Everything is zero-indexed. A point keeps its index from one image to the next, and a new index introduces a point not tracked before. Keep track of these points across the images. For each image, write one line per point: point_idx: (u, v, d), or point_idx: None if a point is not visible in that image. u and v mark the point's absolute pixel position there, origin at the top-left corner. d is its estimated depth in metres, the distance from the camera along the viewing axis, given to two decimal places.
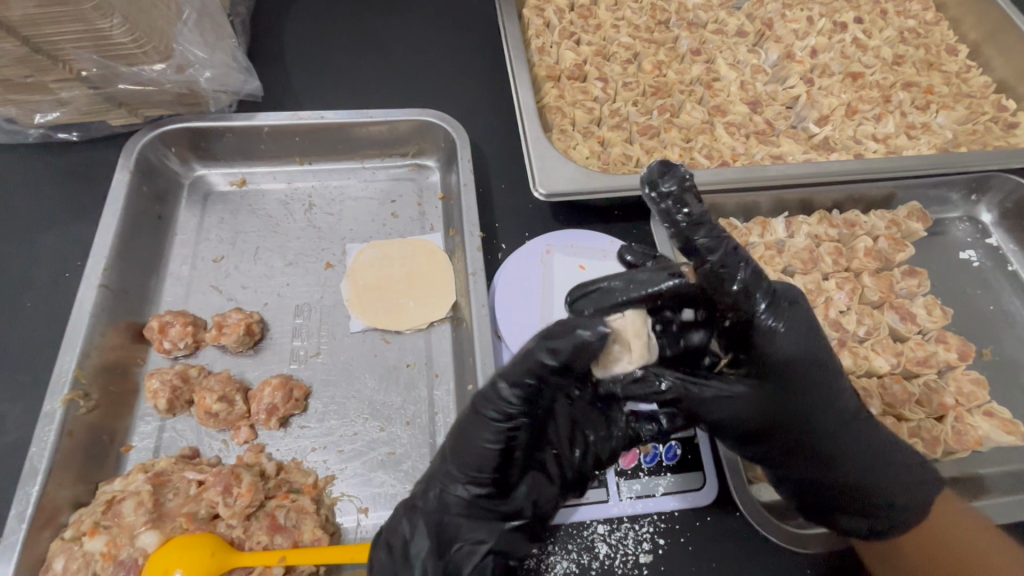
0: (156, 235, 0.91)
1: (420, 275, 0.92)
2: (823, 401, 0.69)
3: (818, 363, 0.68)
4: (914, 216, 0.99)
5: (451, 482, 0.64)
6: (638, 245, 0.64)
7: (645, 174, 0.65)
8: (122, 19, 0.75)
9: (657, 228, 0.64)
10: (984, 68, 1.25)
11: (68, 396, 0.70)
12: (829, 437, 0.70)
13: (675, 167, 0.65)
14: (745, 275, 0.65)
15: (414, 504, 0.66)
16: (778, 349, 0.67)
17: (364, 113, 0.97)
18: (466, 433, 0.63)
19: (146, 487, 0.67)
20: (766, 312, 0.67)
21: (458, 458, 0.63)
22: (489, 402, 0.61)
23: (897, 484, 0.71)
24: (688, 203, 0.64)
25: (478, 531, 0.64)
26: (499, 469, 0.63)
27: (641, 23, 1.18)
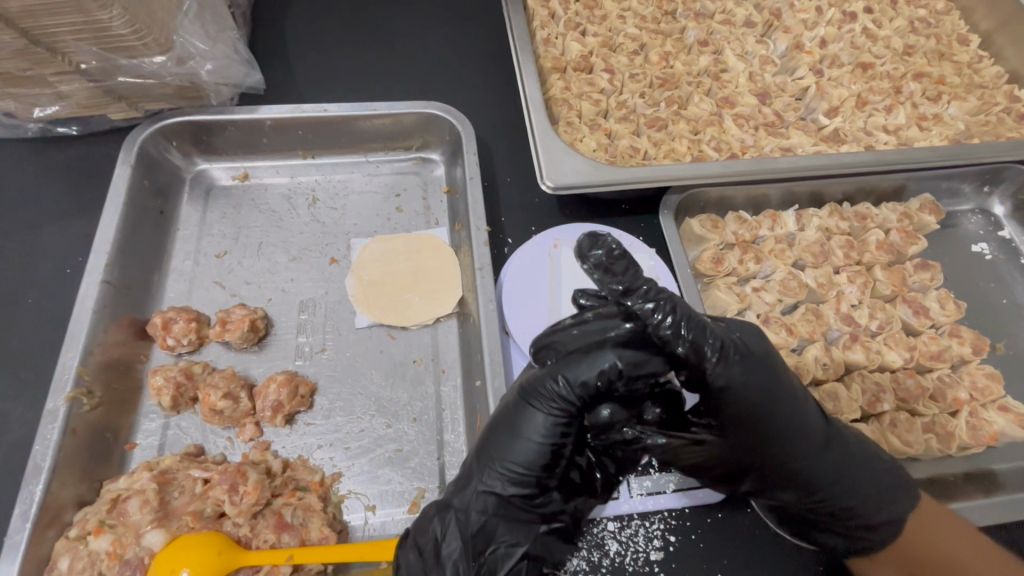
0: (158, 229, 0.90)
1: (427, 270, 0.91)
2: (794, 434, 0.63)
3: (782, 404, 0.62)
4: (927, 209, 0.98)
5: (494, 480, 0.62)
6: (604, 272, 0.58)
7: (576, 247, 0.57)
8: (121, 10, 0.73)
9: (620, 258, 0.58)
10: (996, 58, 1.23)
11: (70, 394, 0.69)
12: (804, 463, 0.65)
13: (603, 234, 0.57)
14: (689, 333, 0.57)
15: (449, 502, 0.63)
16: (737, 398, 0.59)
17: (368, 105, 0.96)
18: (512, 430, 0.62)
19: (151, 486, 0.66)
20: (712, 368, 0.58)
21: (504, 456, 0.62)
22: (546, 394, 0.60)
23: (878, 485, 0.66)
24: (616, 271, 0.58)
25: (517, 534, 0.62)
26: (546, 470, 0.62)
27: (648, 13, 1.16)
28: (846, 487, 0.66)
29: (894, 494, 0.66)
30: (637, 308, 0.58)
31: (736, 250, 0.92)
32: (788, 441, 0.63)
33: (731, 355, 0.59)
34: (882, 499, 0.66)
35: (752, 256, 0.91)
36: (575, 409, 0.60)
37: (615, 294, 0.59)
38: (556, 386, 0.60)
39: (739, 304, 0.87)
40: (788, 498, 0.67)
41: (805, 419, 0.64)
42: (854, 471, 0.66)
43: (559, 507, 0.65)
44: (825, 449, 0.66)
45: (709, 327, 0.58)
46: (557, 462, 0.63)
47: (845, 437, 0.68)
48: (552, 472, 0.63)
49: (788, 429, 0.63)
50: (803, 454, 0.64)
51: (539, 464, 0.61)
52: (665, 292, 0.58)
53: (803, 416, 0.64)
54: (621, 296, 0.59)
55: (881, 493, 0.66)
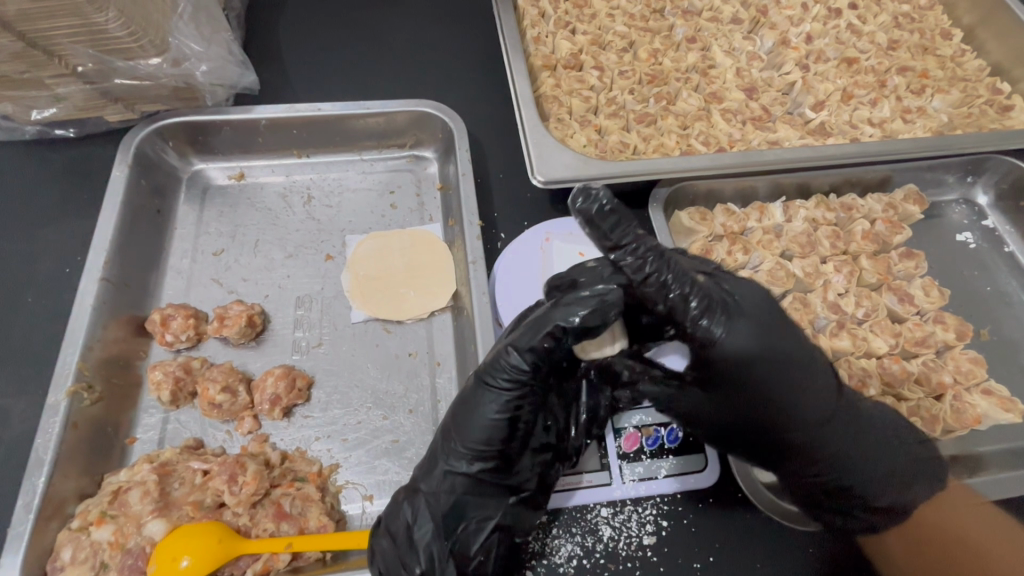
0: (156, 229, 0.91)
1: (420, 265, 0.92)
2: (789, 392, 0.70)
3: (775, 364, 0.69)
4: (911, 199, 0.99)
5: (457, 460, 0.65)
6: (591, 225, 0.69)
7: (569, 203, 0.69)
8: (117, 12, 0.75)
9: (610, 213, 0.68)
10: (979, 51, 1.25)
11: (72, 389, 0.70)
12: (800, 427, 0.71)
13: (596, 189, 0.69)
14: (677, 289, 0.66)
15: (418, 486, 0.66)
16: (731, 359, 0.67)
17: (362, 104, 0.97)
18: (469, 410, 0.65)
19: (152, 477, 0.68)
20: (704, 325, 0.66)
21: (465, 432, 0.64)
22: (500, 372, 0.63)
23: (871, 469, 0.73)
24: (605, 227, 0.68)
25: (486, 506, 0.65)
26: (506, 442, 0.65)
27: (637, 11, 1.17)
28: (830, 462, 0.72)
29: (874, 469, 0.73)
30: (622, 260, 0.67)
31: (725, 241, 0.93)
32: (781, 396, 0.70)
33: (716, 313, 0.67)
34: (838, 451, 0.72)
35: (740, 247, 0.92)
36: (527, 374, 0.63)
37: (606, 245, 0.68)
38: (513, 355, 0.63)
39: None
40: (794, 471, 0.73)
41: (813, 380, 0.71)
42: (853, 454, 0.72)
43: (525, 477, 0.68)
44: (828, 419, 0.71)
45: (697, 284, 0.67)
46: (517, 433, 0.65)
47: (855, 409, 0.74)
48: (513, 443, 0.66)
49: (776, 386, 0.70)
50: (801, 419, 0.71)
51: (497, 438, 0.64)
52: (653, 250, 0.66)
53: (792, 379, 0.70)
54: (609, 248, 0.68)
55: (859, 473, 0.72)
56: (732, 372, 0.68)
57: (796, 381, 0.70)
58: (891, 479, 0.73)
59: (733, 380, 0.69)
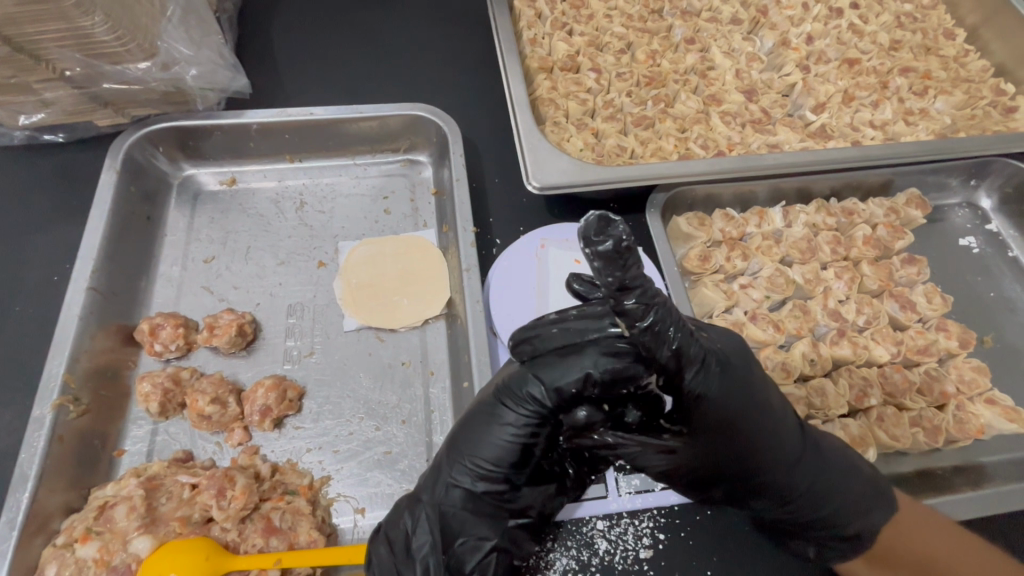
0: (146, 236, 0.90)
1: (414, 272, 0.91)
2: (761, 437, 0.62)
3: (750, 415, 0.61)
4: (914, 203, 0.98)
5: (462, 475, 0.63)
6: (605, 265, 0.48)
7: (580, 228, 0.47)
8: (104, 16, 0.74)
9: (631, 253, 0.47)
10: (982, 52, 1.23)
11: (57, 401, 0.69)
12: (775, 470, 0.63)
13: (613, 221, 0.47)
14: (675, 340, 0.54)
15: (419, 495, 0.64)
16: (716, 410, 0.59)
17: (355, 108, 0.96)
18: (484, 426, 0.63)
19: (138, 492, 0.66)
20: (690, 378, 0.57)
21: (476, 450, 0.63)
22: (522, 394, 0.62)
23: (849, 487, 0.64)
24: (621, 264, 0.48)
25: (486, 525, 0.64)
26: (515, 466, 0.64)
27: (634, 12, 1.16)
28: (799, 487, 0.64)
29: (848, 487, 0.65)
30: (630, 310, 0.51)
31: (723, 247, 0.92)
32: (758, 446, 0.62)
33: (709, 366, 0.58)
34: (831, 499, 0.64)
35: (739, 253, 0.91)
36: (547, 409, 0.61)
37: (611, 293, 0.50)
38: (531, 385, 0.61)
39: (725, 301, 0.87)
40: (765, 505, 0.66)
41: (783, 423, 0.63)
42: (824, 486, 0.64)
43: (528, 502, 0.66)
44: (800, 459, 0.64)
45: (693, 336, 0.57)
46: (528, 459, 0.64)
47: (818, 443, 0.66)
48: (521, 469, 0.64)
49: (754, 436, 0.61)
50: (774, 467, 0.63)
51: (507, 460, 0.63)
52: (658, 297, 0.52)
53: (766, 424, 0.62)
54: (616, 296, 0.50)
55: (839, 501, 0.64)
56: (713, 424, 0.60)
57: (767, 429, 0.62)
58: (872, 500, 0.64)
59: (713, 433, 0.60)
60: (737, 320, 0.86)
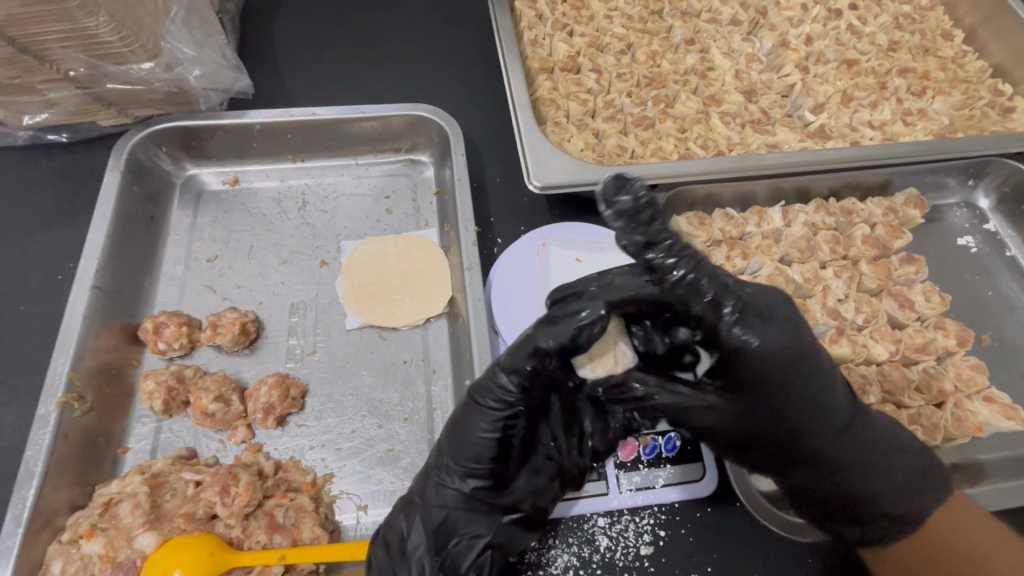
0: (150, 235, 0.91)
1: (416, 271, 0.91)
2: (814, 400, 0.66)
3: (802, 381, 0.65)
4: (912, 203, 0.99)
5: (450, 476, 0.64)
6: (628, 222, 0.55)
7: (599, 192, 0.54)
8: (108, 17, 0.74)
9: (649, 206, 0.55)
10: (980, 52, 1.24)
11: (62, 399, 0.69)
12: (819, 437, 0.68)
13: (630, 178, 0.55)
14: (710, 292, 0.59)
15: (412, 499, 0.66)
16: (766, 380, 0.64)
17: (357, 108, 0.96)
18: (461, 423, 0.63)
19: (142, 489, 0.67)
20: (733, 333, 0.61)
21: (458, 450, 0.63)
22: (489, 389, 0.61)
23: (892, 468, 0.70)
24: (642, 221, 0.55)
25: (478, 522, 0.65)
26: (498, 461, 0.63)
27: (634, 13, 1.17)
28: (845, 461, 0.69)
29: (894, 466, 0.70)
30: (658, 261, 0.57)
31: (723, 246, 0.92)
32: (805, 413, 0.66)
33: (750, 319, 0.61)
34: (871, 464, 0.70)
35: (739, 252, 0.92)
36: (524, 392, 0.60)
37: (636, 246, 0.56)
38: (503, 376, 0.60)
39: None
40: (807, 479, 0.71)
41: (832, 391, 0.66)
42: (869, 454, 0.69)
43: (520, 496, 0.66)
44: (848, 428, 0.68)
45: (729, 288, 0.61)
46: (509, 451, 0.64)
47: (869, 416, 0.70)
48: (506, 462, 0.64)
49: (798, 400, 0.66)
50: (821, 433, 0.68)
51: (488, 456, 0.62)
52: (687, 249, 0.57)
53: (820, 386, 0.66)
54: (642, 249, 0.57)
55: (885, 480, 0.70)
56: (759, 385, 0.64)
57: (819, 393, 0.66)
58: (920, 484, 0.70)
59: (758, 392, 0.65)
60: None
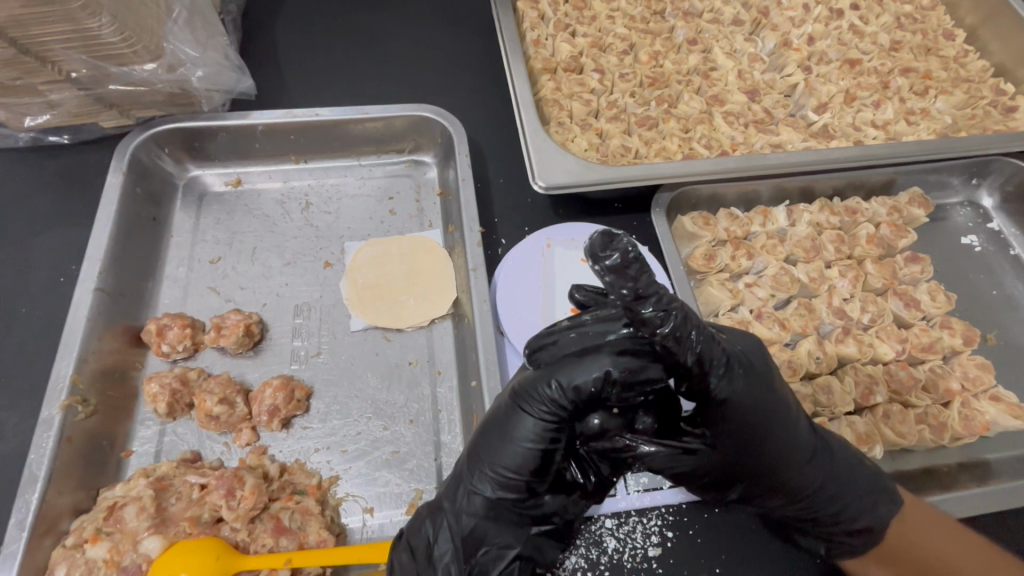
0: (152, 237, 0.90)
1: (421, 272, 0.91)
2: (773, 439, 0.62)
3: (768, 410, 0.61)
4: (916, 202, 0.99)
5: (482, 484, 0.62)
6: (616, 278, 0.49)
7: (585, 247, 0.47)
8: (111, 18, 0.74)
9: (637, 263, 0.48)
10: (981, 52, 1.24)
11: (65, 402, 0.69)
12: (791, 471, 0.64)
13: (617, 234, 0.48)
14: (698, 345, 0.55)
15: (441, 504, 0.64)
16: (738, 410, 0.59)
17: (360, 109, 0.96)
18: (503, 431, 0.61)
19: (148, 493, 0.66)
20: (716, 384, 0.57)
21: (497, 461, 0.61)
22: (536, 398, 0.59)
23: (856, 485, 0.65)
24: (630, 276, 0.49)
25: (509, 535, 0.63)
26: (536, 474, 0.61)
27: (637, 13, 1.17)
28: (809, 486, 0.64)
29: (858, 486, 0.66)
30: (646, 317, 0.51)
31: (728, 246, 0.92)
32: (770, 442, 0.62)
33: (733, 368, 0.59)
34: (842, 497, 0.65)
35: (744, 252, 0.91)
36: (566, 411, 0.59)
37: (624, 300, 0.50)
38: (551, 389, 0.59)
39: (732, 300, 0.87)
40: (776, 504, 0.67)
41: (795, 426, 0.63)
42: (835, 483, 0.65)
43: (551, 508, 0.65)
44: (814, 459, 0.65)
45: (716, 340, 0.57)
46: (549, 467, 0.62)
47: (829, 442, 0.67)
48: (542, 475, 0.62)
49: (767, 439, 0.62)
50: (790, 468, 0.63)
51: (527, 468, 0.60)
52: (676, 302, 0.52)
53: (785, 422, 0.62)
54: (631, 304, 0.50)
55: (850, 497, 0.65)
56: (734, 429, 0.60)
57: (782, 429, 0.62)
58: (876, 497, 0.66)
59: (731, 437, 0.61)
60: (743, 318, 0.86)
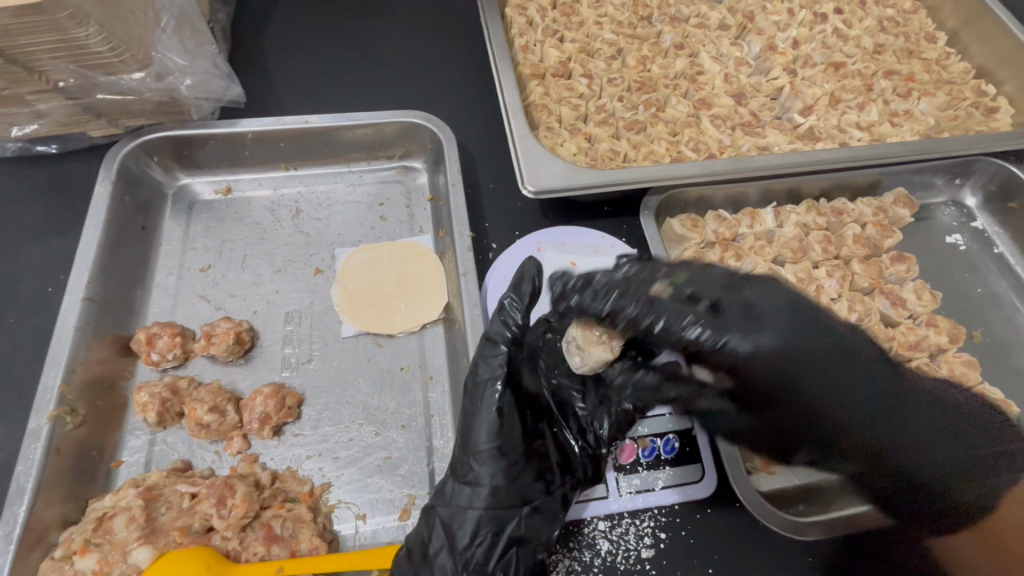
0: (141, 245, 0.90)
1: (411, 278, 0.91)
2: (824, 380, 0.65)
3: (812, 358, 0.66)
4: (901, 202, 1.00)
5: (464, 472, 0.65)
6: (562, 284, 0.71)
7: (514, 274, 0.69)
8: (98, 27, 0.74)
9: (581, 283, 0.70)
10: (963, 54, 1.26)
11: (53, 413, 0.68)
12: (862, 421, 0.64)
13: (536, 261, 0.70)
14: (673, 300, 0.68)
15: (433, 506, 0.66)
16: (753, 360, 0.67)
17: (350, 116, 0.96)
18: (469, 416, 0.66)
19: (137, 503, 0.66)
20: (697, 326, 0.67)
21: (467, 445, 0.65)
22: (484, 381, 0.66)
23: (941, 447, 0.62)
24: (572, 284, 0.70)
25: (503, 518, 0.63)
26: (507, 450, 0.65)
27: (624, 19, 1.18)
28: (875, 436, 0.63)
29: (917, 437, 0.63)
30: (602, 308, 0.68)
31: (716, 248, 0.93)
32: (824, 390, 0.65)
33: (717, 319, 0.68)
34: (944, 454, 0.62)
35: (732, 254, 0.92)
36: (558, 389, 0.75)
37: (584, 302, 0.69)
38: (495, 366, 0.67)
39: None
40: (852, 469, 0.65)
41: (854, 374, 0.66)
42: (926, 438, 0.63)
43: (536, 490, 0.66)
44: (896, 412, 0.64)
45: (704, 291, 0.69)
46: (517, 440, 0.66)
47: (911, 386, 0.66)
48: (517, 451, 0.65)
49: (812, 384, 0.65)
50: (853, 414, 0.64)
51: (497, 444, 0.64)
52: (625, 284, 0.69)
53: (840, 367, 0.66)
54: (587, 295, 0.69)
55: (951, 458, 0.61)
56: (765, 385, 0.67)
57: (836, 375, 0.65)
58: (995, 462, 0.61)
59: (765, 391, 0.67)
60: None
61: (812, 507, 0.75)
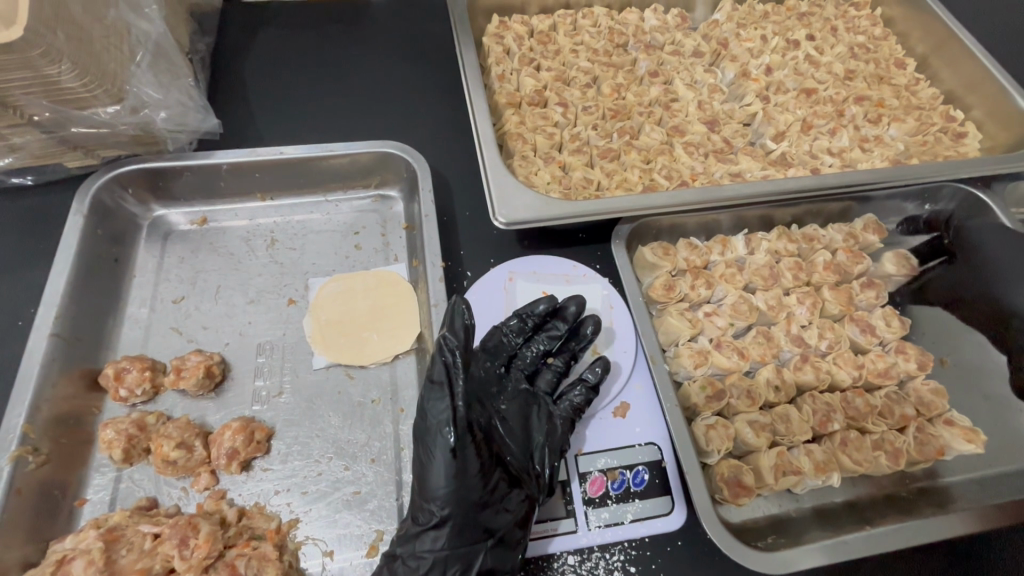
0: (114, 278, 0.90)
1: (384, 308, 0.92)
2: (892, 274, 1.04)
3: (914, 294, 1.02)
4: (871, 229, 1.01)
5: (426, 519, 0.67)
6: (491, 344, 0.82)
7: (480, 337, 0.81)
8: (71, 64, 0.75)
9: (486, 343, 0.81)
10: (933, 79, 1.28)
11: (15, 453, 0.68)
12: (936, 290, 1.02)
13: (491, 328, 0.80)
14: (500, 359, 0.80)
15: (395, 552, 0.68)
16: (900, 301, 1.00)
17: (324, 146, 0.97)
18: (424, 461, 0.68)
19: (97, 545, 0.65)
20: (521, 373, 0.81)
21: (426, 492, 0.67)
22: (433, 438, 0.67)
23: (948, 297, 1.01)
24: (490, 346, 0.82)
25: (469, 556, 0.66)
26: (464, 488, 0.66)
27: (599, 47, 1.20)
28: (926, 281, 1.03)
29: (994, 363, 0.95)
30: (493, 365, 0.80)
31: (688, 276, 0.94)
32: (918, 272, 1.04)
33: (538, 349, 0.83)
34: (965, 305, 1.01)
35: (703, 282, 0.93)
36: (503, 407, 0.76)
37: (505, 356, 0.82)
38: (441, 412, 0.67)
39: (691, 330, 0.87)
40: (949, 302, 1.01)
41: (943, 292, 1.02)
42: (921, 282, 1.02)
43: (499, 522, 0.68)
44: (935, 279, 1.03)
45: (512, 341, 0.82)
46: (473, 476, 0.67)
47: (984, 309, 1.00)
48: (474, 487, 0.67)
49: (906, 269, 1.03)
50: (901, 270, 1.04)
51: (454, 487, 0.66)
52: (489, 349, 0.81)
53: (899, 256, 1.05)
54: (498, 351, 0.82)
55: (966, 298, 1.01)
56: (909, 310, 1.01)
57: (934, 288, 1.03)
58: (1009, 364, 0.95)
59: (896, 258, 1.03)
60: (702, 348, 0.87)
61: (782, 538, 0.75)
